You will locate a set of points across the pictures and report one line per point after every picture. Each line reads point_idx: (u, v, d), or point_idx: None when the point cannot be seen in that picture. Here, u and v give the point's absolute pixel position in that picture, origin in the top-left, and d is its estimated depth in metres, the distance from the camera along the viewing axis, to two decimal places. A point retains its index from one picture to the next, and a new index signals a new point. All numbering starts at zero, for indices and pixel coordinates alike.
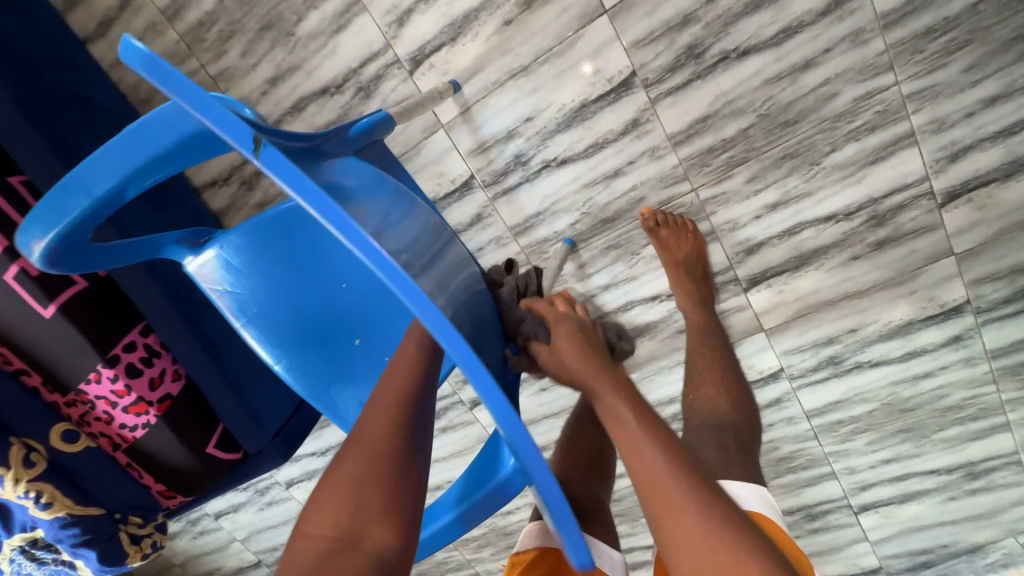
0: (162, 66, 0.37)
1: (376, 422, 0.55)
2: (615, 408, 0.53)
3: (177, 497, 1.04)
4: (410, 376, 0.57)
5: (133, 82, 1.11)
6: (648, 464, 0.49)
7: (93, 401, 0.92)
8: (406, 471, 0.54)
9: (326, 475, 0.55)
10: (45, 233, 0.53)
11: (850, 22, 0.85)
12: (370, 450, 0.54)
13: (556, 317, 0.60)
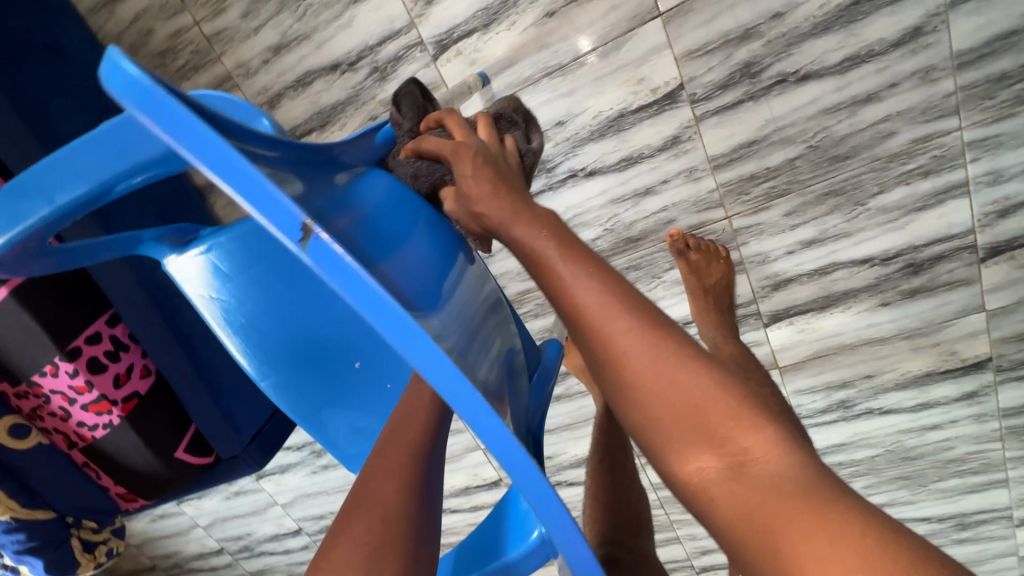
0: (176, 110, 0.28)
1: (385, 479, 0.45)
2: (528, 246, 0.40)
3: (138, 502, 0.94)
4: (419, 430, 0.48)
5: (114, 31, 0.99)
6: (582, 306, 0.37)
7: (49, 394, 0.82)
8: (418, 544, 0.43)
9: (326, 539, 0.42)
10: None
11: (923, 56, 0.78)
12: (380, 509, 0.43)
13: (448, 152, 0.46)
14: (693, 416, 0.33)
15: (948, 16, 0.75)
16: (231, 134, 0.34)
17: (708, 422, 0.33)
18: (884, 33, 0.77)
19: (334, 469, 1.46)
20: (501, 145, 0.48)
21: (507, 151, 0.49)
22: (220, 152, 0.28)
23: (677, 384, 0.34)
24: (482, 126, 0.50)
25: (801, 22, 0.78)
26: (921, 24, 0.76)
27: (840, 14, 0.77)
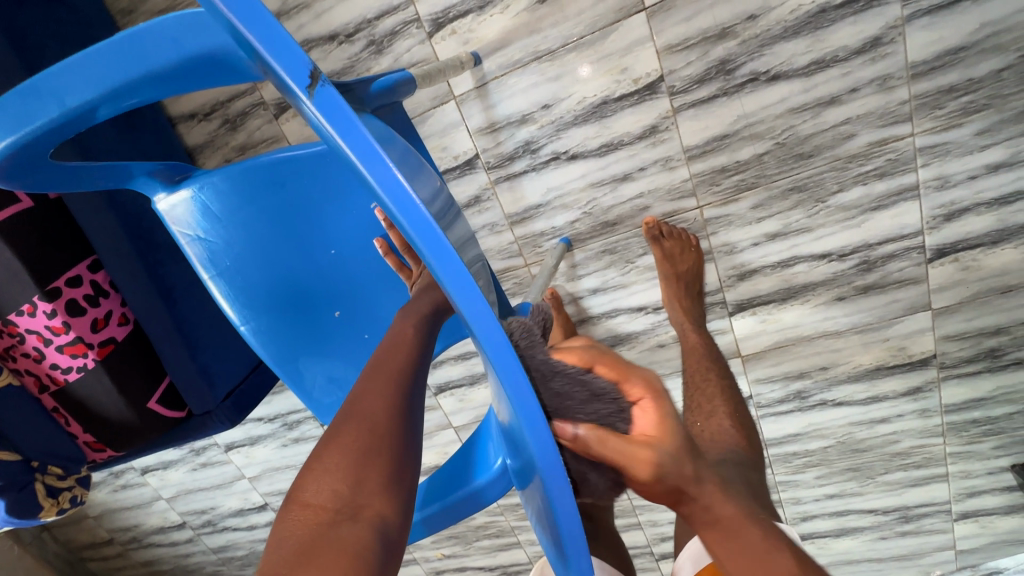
0: None
1: (371, 397, 0.47)
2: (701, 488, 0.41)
3: (106, 453, 0.95)
4: (403, 360, 0.51)
5: None
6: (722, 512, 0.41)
7: (25, 334, 0.82)
8: (400, 457, 0.44)
9: (317, 449, 0.45)
10: None
11: (882, 65, 0.84)
12: (368, 421, 0.45)
13: (612, 367, 0.36)
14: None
15: (906, 29, 0.82)
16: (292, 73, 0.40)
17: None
18: (848, 41, 0.84)
19: (305, 443, 1.47)
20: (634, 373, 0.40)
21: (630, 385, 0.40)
22: (261, 22, 0.29)
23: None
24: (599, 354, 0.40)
25: (774, 25, 0.84)
26: (881, 35, 0.82)
27: (808, 20, 0.83)
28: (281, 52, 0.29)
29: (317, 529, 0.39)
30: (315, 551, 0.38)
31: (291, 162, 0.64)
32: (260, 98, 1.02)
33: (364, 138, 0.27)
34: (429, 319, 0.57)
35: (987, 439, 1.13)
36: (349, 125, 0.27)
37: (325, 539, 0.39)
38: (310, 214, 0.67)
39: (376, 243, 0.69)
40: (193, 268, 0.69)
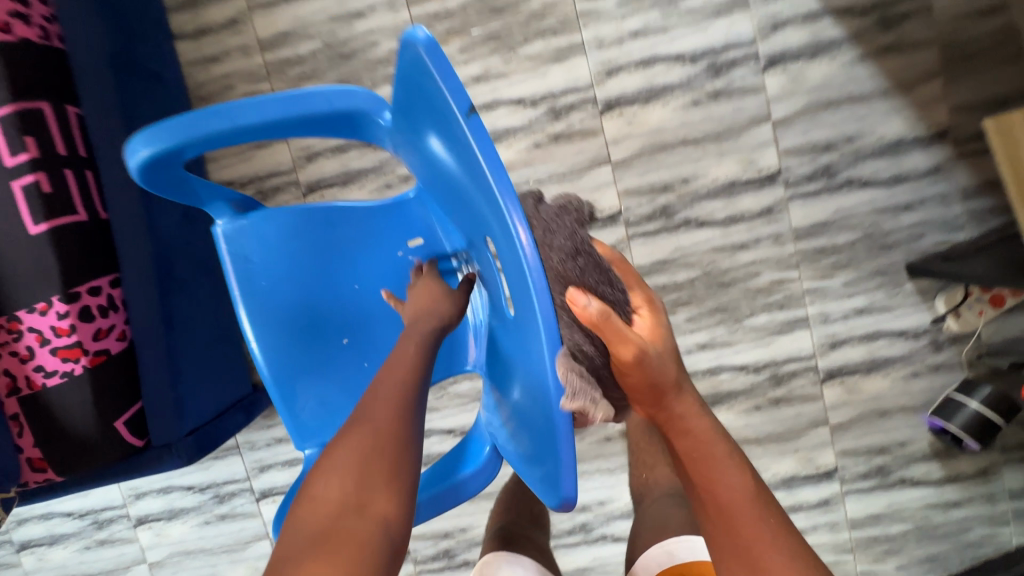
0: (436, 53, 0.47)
1: (379, 406, 0.56)
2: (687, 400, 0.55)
3: (45, 474, 0.91)
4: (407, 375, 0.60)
5: (199, 80, 1.22)
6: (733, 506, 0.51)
7: (26, 333, 0.86)
8: (400, 455, 0.53)
9: (327, 450, 0.54)
10: (170, 139, 0.59)
11: (775, 226, 1.16)
12: (380, 428, 0.55)
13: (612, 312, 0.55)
14: None
15: (789, 205, 1.15)
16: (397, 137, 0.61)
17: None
18: (751, 207, 1.16)
19: (232, 521, 1.37)
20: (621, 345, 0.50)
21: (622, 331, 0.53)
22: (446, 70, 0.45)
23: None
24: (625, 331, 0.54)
25: (701, 187, 1.16)
26: (773, 206, 1.16)
27: (724, 188, 1.16)
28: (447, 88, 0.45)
29: (327, 520, 0.50)
30: (325, 541, 0.48)
31: (344, 212, 0.81)
32: (295, 179, 1.23)
33: (490, 147, 0.43)
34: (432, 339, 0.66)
35: (889, 557, 1.25)
36: (484, 139, 0.43)
37: (343, 525, 0.49)
38: (347, 254, 0.82)
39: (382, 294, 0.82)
40: (228, 285, 0.80)
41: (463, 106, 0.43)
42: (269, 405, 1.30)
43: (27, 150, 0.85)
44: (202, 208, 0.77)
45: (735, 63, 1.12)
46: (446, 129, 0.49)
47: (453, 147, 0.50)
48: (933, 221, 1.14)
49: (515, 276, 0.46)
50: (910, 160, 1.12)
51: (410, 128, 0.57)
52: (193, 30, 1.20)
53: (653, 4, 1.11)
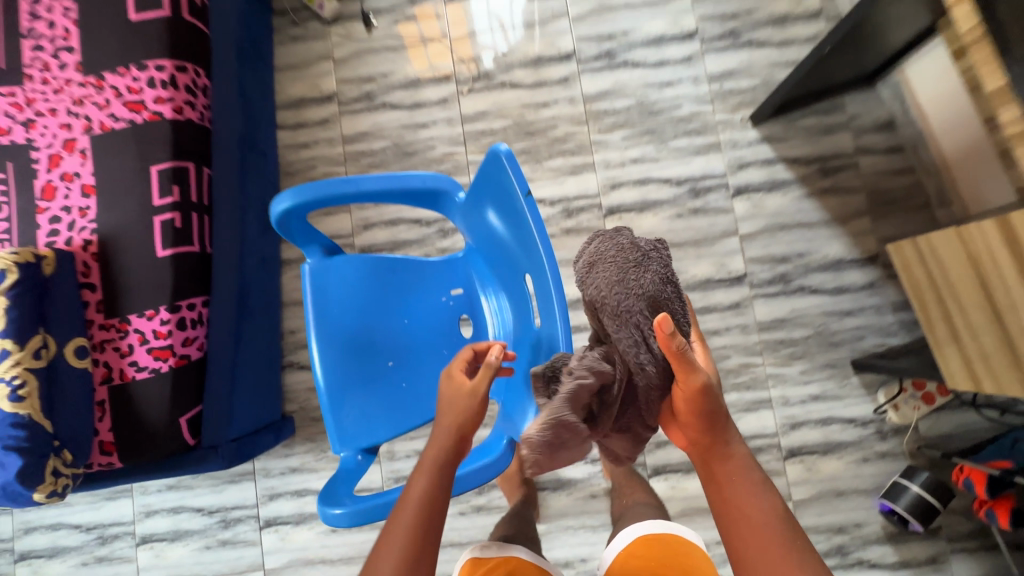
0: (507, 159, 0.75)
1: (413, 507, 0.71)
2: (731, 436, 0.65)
3: (109, 458, 1.06)
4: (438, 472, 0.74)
5: (289, 160, 1.53)
6: (754, 515, 0.60)
7: (131, 332, 1.07)
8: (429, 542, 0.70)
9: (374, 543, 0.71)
10: (313, 195, 0.87)
11: (741, 318, 1.41)
12: (411, 532, 0.70)
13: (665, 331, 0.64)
14: None
15: (753, 301, 1.41)
16: (464, 210, 0.89)
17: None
18: (723, 300, 1.41)
19: (231, 548, 1.44)
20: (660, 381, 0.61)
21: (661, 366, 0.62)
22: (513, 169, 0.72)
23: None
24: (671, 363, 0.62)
25: (682, 280, 1.43)
26: (740, 301, 1.41)
27: (701, 283, 1.42)
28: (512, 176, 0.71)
29: None
30: None
31: (404, 262, 1.06)
32: (351, 242, 1.50)
33: (539, 217, 0.69)
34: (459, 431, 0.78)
35: None
36: (535, 212, 0.70)
37: None
38: (403, 296, 1.05)
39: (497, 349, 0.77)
40: (306, 309, 1.01)
41: (524, 187, 0.69)
42: (291, 435, 1.44)
43: (172, 195, 1.11)
44: (301, 249, 1.02)
45: (711, 188, 1.44)
46: (506, 204, 0.76)
47: (508, 215, 0.77)
48: (872, 326, 1.38)
49: (544, 301, 0.72)
50: (849, 275, 1.39)
51: (476, 203, 0.84)
52: (294, 123, 1.54)
53: (649, 140, 1.46)
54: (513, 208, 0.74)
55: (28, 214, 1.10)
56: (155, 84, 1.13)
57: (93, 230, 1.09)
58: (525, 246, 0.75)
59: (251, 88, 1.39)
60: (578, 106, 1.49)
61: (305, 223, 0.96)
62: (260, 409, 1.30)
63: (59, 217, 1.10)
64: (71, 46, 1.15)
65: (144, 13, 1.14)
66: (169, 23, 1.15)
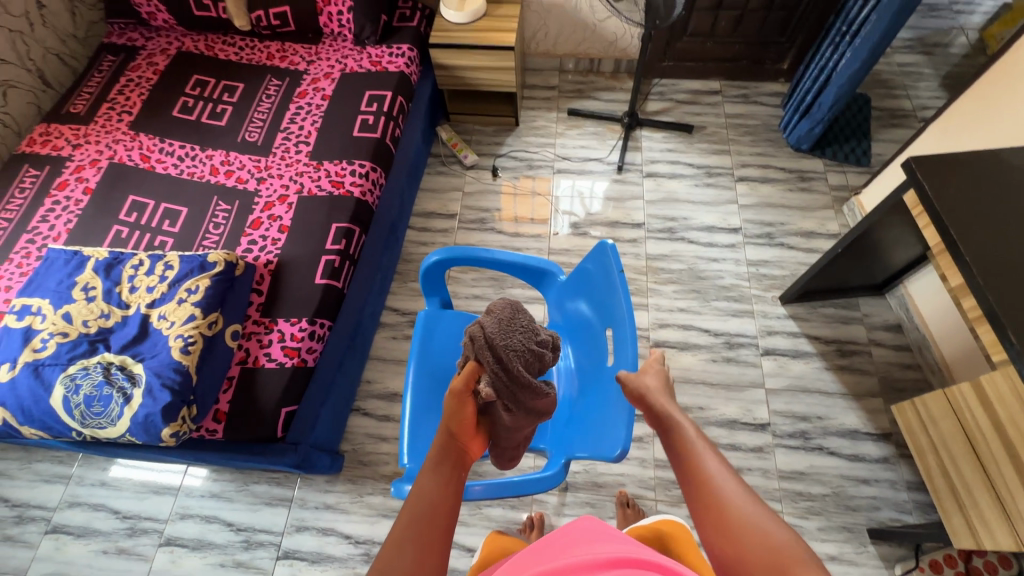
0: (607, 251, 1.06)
1: (430, 487, 0.68)
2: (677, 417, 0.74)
3: (217, 425, 1.26)
4: (444, 463, 0.73)
5: (408, 251, 1.95)
6: (682, 443, 0.69)
7: (274, 330, 1.36)
8: (447, 508, 0.65)
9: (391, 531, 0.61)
10: (457, 255, 1.22)
11: (764, 462, 1.54)
12: (433, 504, 0.65)
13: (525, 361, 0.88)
14: (715, 501, 0.57)
15: (775, 449, 1.56)
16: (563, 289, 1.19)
17: (777, 550, 0.49)
18: (747, 441, 1.57)
19: (243, 572, 1.47)
20: (501, 384, 0.86)
21: (507, 377, 0.87)
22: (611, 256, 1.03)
23: (724, 500, 0.57)
24: (514, 373, 0.86)
25: (712, 416, 1.61)
26: (763, 446, 1.56)
27: (728, 422, 1.60)
28: (608, 257, 1.02)
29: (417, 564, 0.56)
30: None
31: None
32: None
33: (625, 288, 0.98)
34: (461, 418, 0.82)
35: None
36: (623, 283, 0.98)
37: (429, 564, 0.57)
38: None
39: (473, 366, 0.87)
40: (413, 343, 1.29)
41: (619, 264, 0.98)
42: (337, 472, 1.58)
43: (339, 244, 1.50)
44: (426, 297, 1.35)
45: (743, 344, 1.72)
46: (599, 280, 1.07)
47: (598, 290, 1.07)
48: (887, 499, 1.48)
49: (619, 349, 0.97)
50: (865, 446, 1.55)
51: (575, 283, 1.15)
52: (421, 226, 2.00)
53: (694, 297, 1.81)
54: (607, 282, 1.03)
55: (235, 235, 1.51)
56: (355, 174, 1.61)
57: (275, 255, 1.47)
58: (608, 310, 1.03)
59: (406, 195, 1.89)
60: (641, 261, 1.88)
61: (439, 274, 1.30)
62: (331, 430, 1.48)
63: (256, 241, 1.49)
64: (308, 142, 1.68)
65: (364, 133, 1.69)
66: (377, 142, 1.68)
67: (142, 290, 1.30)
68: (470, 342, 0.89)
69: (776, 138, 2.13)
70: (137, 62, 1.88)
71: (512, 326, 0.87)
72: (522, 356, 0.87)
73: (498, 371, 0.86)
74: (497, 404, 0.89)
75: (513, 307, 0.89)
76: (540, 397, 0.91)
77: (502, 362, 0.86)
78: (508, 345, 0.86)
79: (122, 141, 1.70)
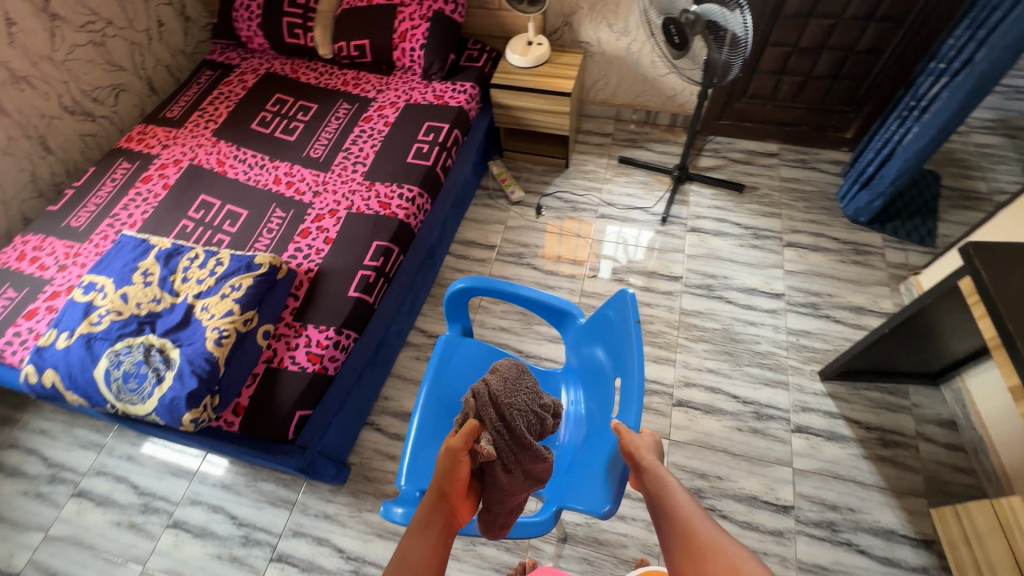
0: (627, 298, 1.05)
1: (421, 543, 0.74)
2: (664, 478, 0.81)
3: (234, 418, 1.32)
4: (439, 519, 0.79)
5: (443, 276, 2.00)
6: (664, 493, 0.78)
7: (302, 335, 1.43)
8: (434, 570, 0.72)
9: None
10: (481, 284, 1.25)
11: (783, 548, 1.42)
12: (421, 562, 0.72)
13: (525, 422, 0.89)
14: (688, 536, 0.67)
15: (797, 536, 1.44)
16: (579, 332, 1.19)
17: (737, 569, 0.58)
18: (766, 523, 1.46)
19: (237, 567, 1.49)
20: (501, 444, 0.86)
21: (506, 437, 0.87)
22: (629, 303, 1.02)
23: (699, 539, 0.66)
24: (513, 433, 0.87)
25: (730, 488, 1.52)
26: (783, 530, 1.45)
27: (747, 497, 1.50)
28: (626, 305, 1.01)
29: None
30: None
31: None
32: None
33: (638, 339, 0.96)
34: (456, 479, 0.82)
35: None
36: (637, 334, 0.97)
37: None
38: None
39: (474, 425, 0.84)
40: (429, 366, 1.31)
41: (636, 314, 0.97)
42: (341, 484, 1.59)
43: (377, 261, 1.56)
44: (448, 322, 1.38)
45: (773, 417, 1.62)
46: (616, 327, 1.05)
47: (614, 337, 1.06)
48: None
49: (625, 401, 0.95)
50: (900, 549, 1.40)
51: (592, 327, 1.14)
52: (460, 253, 2.05)
53: (725, 359, 1.73)
54: (623, 330, 1.02)
55: (284, 241, 1.61)
56: (402, 197, 1.69)
57: (316, 264, 1.55)
58: (621, 358, 1.02)
59: (449, 223, 1.96)
60: (674, 314, 1.84)
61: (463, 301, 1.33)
62: (341, 440, 1.51)
63: (302, 249, 1.59)
64: (364, 163, 1.79)
65: (417, 159, 1.78)
66: (427, 169, 1.76)
67: (193, 281, 1.40)
68: (472, 399, 0.90)
69: (832, 206, 2.05)
70: (230, 78, 2.09)
71: (515, 386, 0.89)
72: (525, 416, 0.89)
73: (498, 431, 0.86)
74: (495, 463, 0.87)
75: (518, 370, 0.92)
76: (540, 463, 0.90)
77: (504, 419, 0.87)
78: (512, 403, 0.87)
79: (204, 146, 1.87)
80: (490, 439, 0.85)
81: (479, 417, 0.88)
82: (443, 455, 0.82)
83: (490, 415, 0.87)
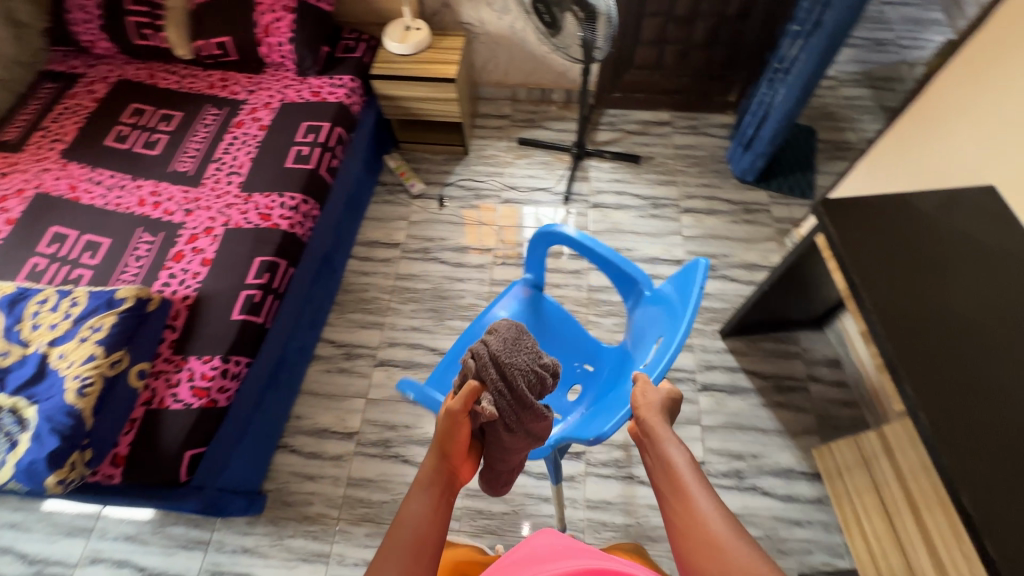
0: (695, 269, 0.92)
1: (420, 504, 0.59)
2: (672, 459, 0.62)
3: (114, 469, 1.22)
4: (438, 479, 0.64)
5: (349, 280, 1.93)
6: (673, 468, 0.61)
7: (184, 368, 1.33)
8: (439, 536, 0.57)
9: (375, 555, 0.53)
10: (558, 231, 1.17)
11: None
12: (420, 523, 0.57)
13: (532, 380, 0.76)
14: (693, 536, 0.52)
15: None
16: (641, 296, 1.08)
17: None
18: None
19: None
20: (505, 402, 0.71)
21: (511, 393, 0.72)
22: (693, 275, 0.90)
23: (713, 538, 0.50)
24: (518, 391, 0.73)
25: None
26: None
27: None
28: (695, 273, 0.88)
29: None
30: None
31: (574, 331, 1.27)
32: (373, 354, 1.78)
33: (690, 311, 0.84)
34: (456, 442, 0.68)
35: None
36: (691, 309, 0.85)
37: None
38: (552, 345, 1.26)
39: (475, 384, 0.70)
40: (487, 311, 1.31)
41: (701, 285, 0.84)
42: (258, 513, 1.52)
43: (263, 278, 1.46)
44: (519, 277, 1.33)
45: (681, 379, 1.69)
46: (676, 297, 0.93)
47: (672, 307, 0.94)
48: (819, 542, 1.45)
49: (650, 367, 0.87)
50: (798, 485, 1.52)
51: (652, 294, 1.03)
52: (363, 255, 1.98)
53: None
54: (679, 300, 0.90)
55: (155, 268, 1.48)
56: (285, 206, 1.59)
57: (194, 289, 1.43)
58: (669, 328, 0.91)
59: (346, 225, 1.89)
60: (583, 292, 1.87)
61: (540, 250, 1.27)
62: (246, 470, 1.45)
63: (176, 274, 1.46)
64: (240, 173, 1.66)
65: (298, 163, 1.67)
66: (310, 173, 1.66)
67: (44, 327, 1.26)
68: (470, 360, 0.74)
69: (722, 169, 2.14)
70: (75, 89, 1.86)
71: (518, 343, 0.76)
72: (526, 376, 0.75)
73: (503, 387, 0.72)
74: (496, 424, 0.74)
75: (515, 330, 0.78)
76: (542, 423, 0.78)
77: (506, 380, 0.73)
78: (514, 364, 0.73)
79: (51, 170, 1.67)
80: (493, 401, 0.71)
81: (479, 378, 0.73)
82: (440, 421, 0.68)
83: (496, 374, 0.72)
